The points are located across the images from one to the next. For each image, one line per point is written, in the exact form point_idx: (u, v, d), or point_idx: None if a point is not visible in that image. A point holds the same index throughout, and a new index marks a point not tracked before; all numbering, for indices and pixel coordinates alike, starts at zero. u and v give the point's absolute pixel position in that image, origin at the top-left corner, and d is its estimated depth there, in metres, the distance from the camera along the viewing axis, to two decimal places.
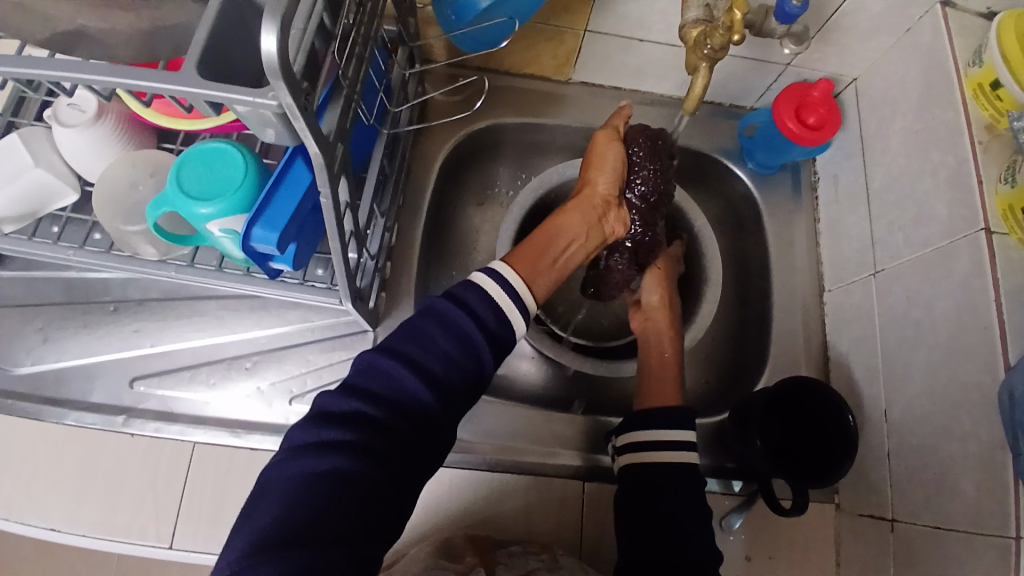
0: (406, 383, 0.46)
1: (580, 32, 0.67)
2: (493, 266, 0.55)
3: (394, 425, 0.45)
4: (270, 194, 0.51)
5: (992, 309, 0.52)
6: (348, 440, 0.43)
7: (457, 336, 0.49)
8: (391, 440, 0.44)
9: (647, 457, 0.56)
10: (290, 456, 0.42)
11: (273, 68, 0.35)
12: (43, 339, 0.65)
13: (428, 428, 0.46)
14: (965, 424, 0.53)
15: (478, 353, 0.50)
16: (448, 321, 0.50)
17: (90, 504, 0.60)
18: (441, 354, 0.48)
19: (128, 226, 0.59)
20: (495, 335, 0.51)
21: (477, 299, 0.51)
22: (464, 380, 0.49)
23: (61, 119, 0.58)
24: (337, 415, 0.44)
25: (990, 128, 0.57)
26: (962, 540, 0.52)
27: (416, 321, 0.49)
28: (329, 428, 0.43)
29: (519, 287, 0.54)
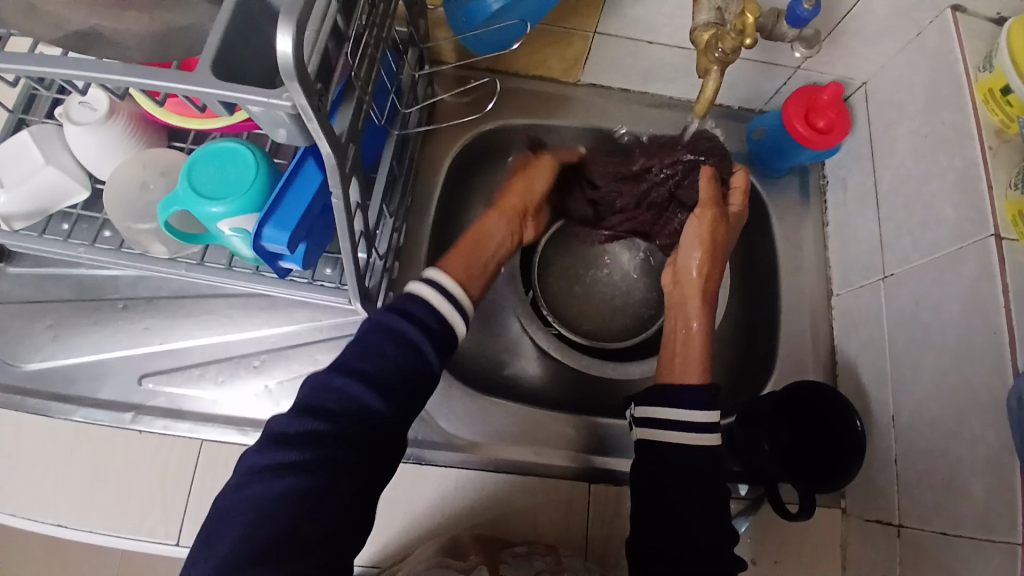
0: (356, 395, 0.47)
1: (589, 34, 0.68)
2: (428, 273, 0.56)
3: (351, 438, 0.46)
4: (281, 195, 0.52)
5: (1001, 314, 0.52)
6: (302, 461, 0.44)
7: (406, 344, 0.51)
8: (350, 453, 0.46)
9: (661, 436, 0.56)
10: (250, 479, 0.43)
11: (288, 69, 0.35)
12: (53, 336, 0.65)
13: (384, 435, 0.48)
14: (974, 428, 0.53)
15: (426, 357, 0.51)
16: (396, 332, 0.51)
17: (98, 501, 0.60)
18: (391, 365, 0.49)
19: (139, 224, 0.59)
20: (440, 340, 0.53)
21: (418, 306, 0.53)
22: (414, 388, 0.50)
23: (73, 117, 0.58)
24: (294, 436, 0.45)
25: (1000, 133, 0.57)
26: (972, 543, 0.52)
27: (366, 337, 0.51)
28: (286, 449, 0.44)
29: (455, 290, 0.55)
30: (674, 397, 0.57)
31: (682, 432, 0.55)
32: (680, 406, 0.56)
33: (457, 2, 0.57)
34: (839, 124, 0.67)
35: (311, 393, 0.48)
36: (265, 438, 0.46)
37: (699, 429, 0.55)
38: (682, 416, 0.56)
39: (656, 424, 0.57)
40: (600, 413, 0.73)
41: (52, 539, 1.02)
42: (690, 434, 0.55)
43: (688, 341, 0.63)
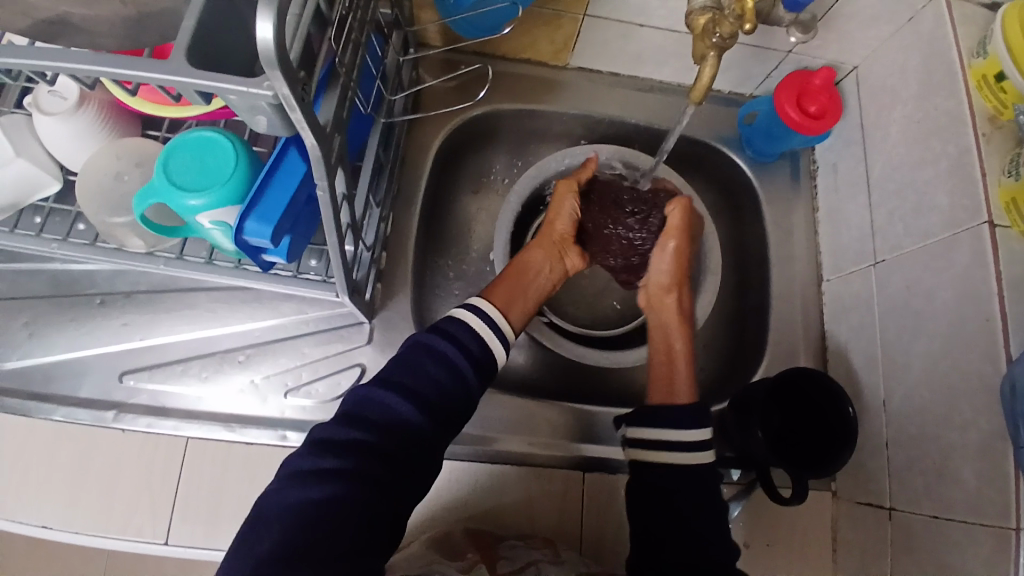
0: (395, 408, 0.49)
1: (579, 16, 0.66)
2: (472, 301, 0.58)
3: (388, 449, 0.47)
4: (262, 186, 0.50)
5: (993, 302, 0.52)
6: (343, 467, 0.45)
7: (447, 365, 0.52)
8: (384, 465, 0.46)
9: (656, 457, 0.56)
10: (290, 482, 0.45)
11: (269, 57, 0.33)
12: (30, 334, 0.63)
13: (421, 450, 0.49)
14: (966, 415, 0.54)
15: (466, 380, 0.53)
16: (438, 352, 0.53)
17: (82, 502, 0.58)
18: (432, 382, 0.51)
19: (114, 218, 0.57)
20: (480, 363, 0.54)
21: (461, 331, 0.54)
22: (453, 407, 0.52)
23: (43, 106, 0.56)
24: (337, 443, 0.47)
25: (993, 119, 0.56)
26: (961, 528, 0.53)
27: (408, 355, 0.52)
28: (327, 455, 0.46)
29: (498, 318, 0.57)
30: (668, 415, 0.57)
31: (680, 452, 0.55)
32: (675, 426, 0.56)
33: None
34: (831, 107, 0.66)
35: (356, 403, 0.49)
36: (307, 443, 0.47)
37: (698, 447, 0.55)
38: (677, 438, 0.55)
39: (650, 447, 0.56)
40: (590, 400, 0.73)
41: (37, 539, 1.00)
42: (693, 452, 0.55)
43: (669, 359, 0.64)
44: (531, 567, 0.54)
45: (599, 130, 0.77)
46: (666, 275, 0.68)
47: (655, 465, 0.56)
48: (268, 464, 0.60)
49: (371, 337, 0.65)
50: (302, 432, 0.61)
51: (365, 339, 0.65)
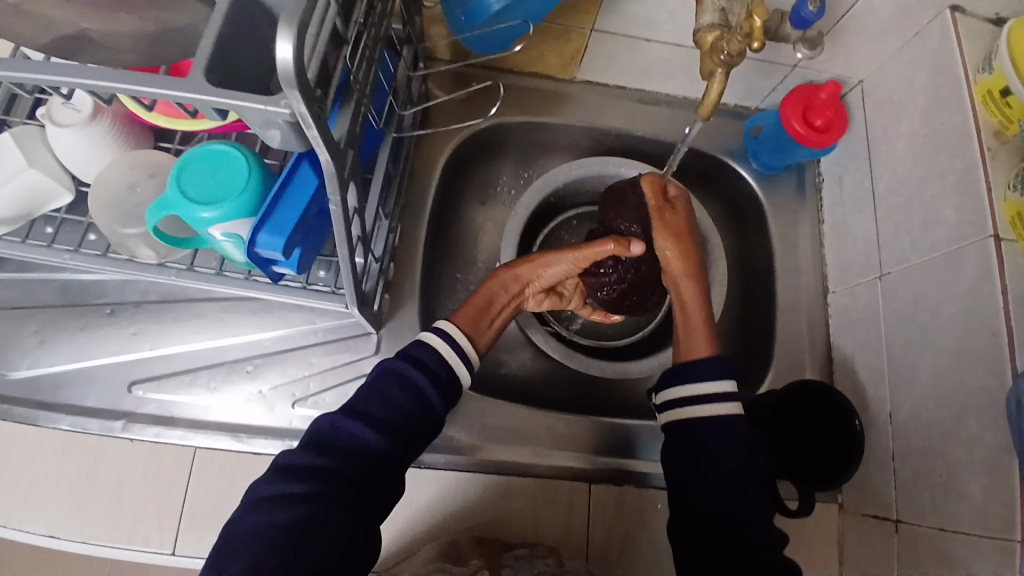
0: (362, 435, 0.50)
1: (587, 31, 0.67)
2: (439, 324, 0.59)
3: (354, 475, 0.49)
4: (276, 199, 0.50)
5: (999, 316, 0.53)
6: (310, 492, 0.47)
7: (414, 392, 0.54)
8: (352, 488, 0.48)
9: (686, 414, 0.56)
10: (258, 506, 0.47)
11: (288, 77, 0.33)
12: (40, 342, 0.64)
13: (388, 474, 0.51)
14: (973, 430, 0.54)
15: (432, 405, 0.55)
16: (406, 381, 0.54)
17: (90, 511, 0.59)
18: (398, 410, 0.53)
19: (126, 229, 0.57)
20: (445, 387, 0.56)
21: (429, 357, 0.56)
22: (420, 431, 0.53)
23: (57, 119, 0.57)
24: (302, 468, 0.48)
25: (999, 134, 0.57)
26: (966, 542, 0.53)
27: (375, 382, 0.54)
28: (294, 480, 0.47)
29: (463, 341, 0.58)
30: (690, 374, 0.57)
31: (700, 405, 0.56)
32: (699, 379, 0.57)
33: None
34: (836, 122, 0.66)
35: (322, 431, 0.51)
36: (274, 469, 0.49)
37: (727, 400, 0.56)
38: (702, 391, 0.56)
39: (676, 406, 0.57)
40: (596, 411, 0.73)
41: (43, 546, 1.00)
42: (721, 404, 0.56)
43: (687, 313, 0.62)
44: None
45: (606, 142, 0.78)
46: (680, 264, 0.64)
47: (682, 423, 0.56)
48: None
49: (379, 347, 0.65)
50: None
51: (373, 350, 0.65)
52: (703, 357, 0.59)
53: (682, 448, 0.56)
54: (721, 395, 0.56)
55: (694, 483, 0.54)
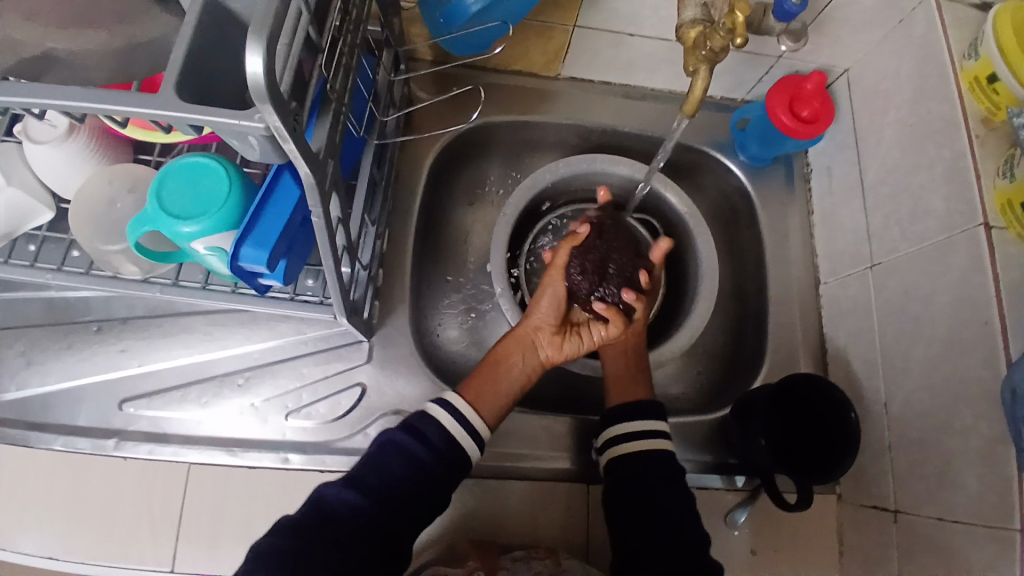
0: (355, 501, 0.52)
1: (570, 27, 0.66)
2: (444, 394, 0.59)
3: (336, 537, 0.50)
4: (257, 212, 0.50)
5: (992, 304, 0.53)
6: (286, 548, 0.48)
7: (410, 461, 0.54)
8: (336, 551, 0.49)
9: (624, 449, 0.59)
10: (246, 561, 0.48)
11: (260, 91, 0.33)
12: (27, 362, 0.63)
13: (377, 541, 0.51)
14: (967, 420, 0.54)
15: (431, 475, 0.54)
16: (403, 450, 0.54)
17: (86, 531, 0.58)
18: (391, 478, 0.53)
19: (108, 245, 0.57)
20: (445, 459, 0.55)
21: (430, 430, 0.56)
22: (415, 500, 0.54)
23: (34, 135, 0.56)
24: (288, 528, 0.50)
25: (986, 121, 0.56)
26: (964, 531, 0.53)
27: (377, 453, 0.55)
28: (278, 538, 0.49)
29: (472, 414, 0.57)
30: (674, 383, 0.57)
31: (633, 441, 0.59)
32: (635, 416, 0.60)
33: (436, 2, 0.54)
34: (823, 112, 0.66)
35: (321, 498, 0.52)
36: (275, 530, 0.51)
37: (660, 435, 0.59)
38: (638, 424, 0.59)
39: (618, 442, 0.60)
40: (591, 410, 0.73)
41: None
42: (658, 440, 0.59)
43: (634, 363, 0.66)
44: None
45: (594, 139, 0.77)
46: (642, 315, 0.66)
47: (625, 458, 0.59)
48: (270, 487, 0.60)
49: (370, 355, 0.65)
50: (304, 454, 0.61)
51: (365, 358, 0.65)
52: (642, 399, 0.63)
53: (625, 485, 0.58)
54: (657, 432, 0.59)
55: (640, 515, 0.56)
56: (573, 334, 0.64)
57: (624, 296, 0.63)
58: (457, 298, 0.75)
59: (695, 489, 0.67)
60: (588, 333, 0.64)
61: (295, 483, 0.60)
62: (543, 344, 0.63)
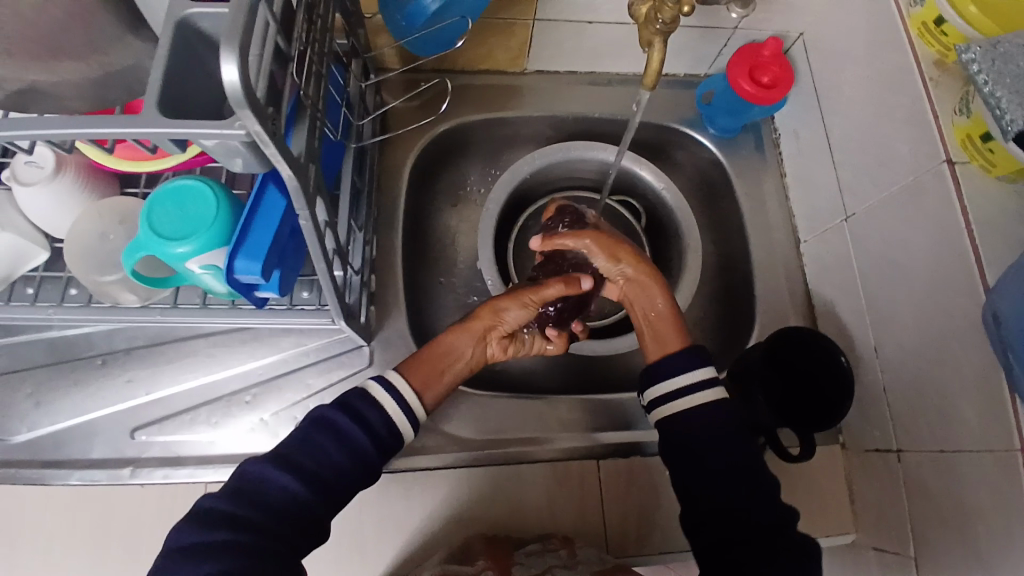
0: (292, 486, 0.51)
1: (530, 22, 0.70)
2: (386, 373, 0.59)
3: (276, 525, 0.50)
4: (246, 226, 0.51)
5: (965, 237, 0.55)
6: (232, 540, 0.48)
7: (350, 448, 0.54)
8: (278, 538, 0.50)
9: (670, 409, 0.59)
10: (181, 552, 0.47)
11: (237, 97, 0.34)
12: (36, 404, 0.63)
13: (312, 525, 0.52)
14: (957, 351, 0.56)
15: (370, 461, 0.55)
16: (342, 434, 0.55)
17: (113, 562, 0.59)
18: (332, 466, 0.53)
19: (104, 276, 0.58)
20: (382, 444, 0.56)
21: (374, 415, 0.56)
22: (351, 486, 0.54)
23: (20, 178, 0.57)
24: (227, 516, 0.49)
25: (939, 63, 0.60)
26: (969, 459, 0.55)
27: (311, 434, 0.54)
28: (219, 528, 0.48)
29: (412, 398, 0.58)
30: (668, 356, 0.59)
31: (681, 399, 0.59)
32: (680, 373, 0.60)
33: (395, 5, 0.55)
34: (783, 78, 0.68)
35: (246, 477, 0.52)
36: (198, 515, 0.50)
37: (700, 389, 0.59)
38: (681, 383, 0.59)
39: (662, 402, 0.60)
40: (596, 389, 0.74)
41: None
42: (688, 396, 0.59)
43: (657, 321, 0.64)
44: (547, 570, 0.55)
45: (567, 129, 0.79)
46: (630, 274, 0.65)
47: (671, 418, 0.59)
48: None
49: (372, 360, 0.66)
50: None
51: (366, 363, 0.66)
52: (677, 350, 0.62)
53: (674, 444, 0.59)
54: (698, 385, 0.59)
55: (695, 475, 0.57)
56: (520, 340, 0.67)
57: (575, 326, 0.68)
58: (450, 298, 0.77)
59: None
60: (531, 340, 0.68)
61: None
62: (491, 344, 0.66)
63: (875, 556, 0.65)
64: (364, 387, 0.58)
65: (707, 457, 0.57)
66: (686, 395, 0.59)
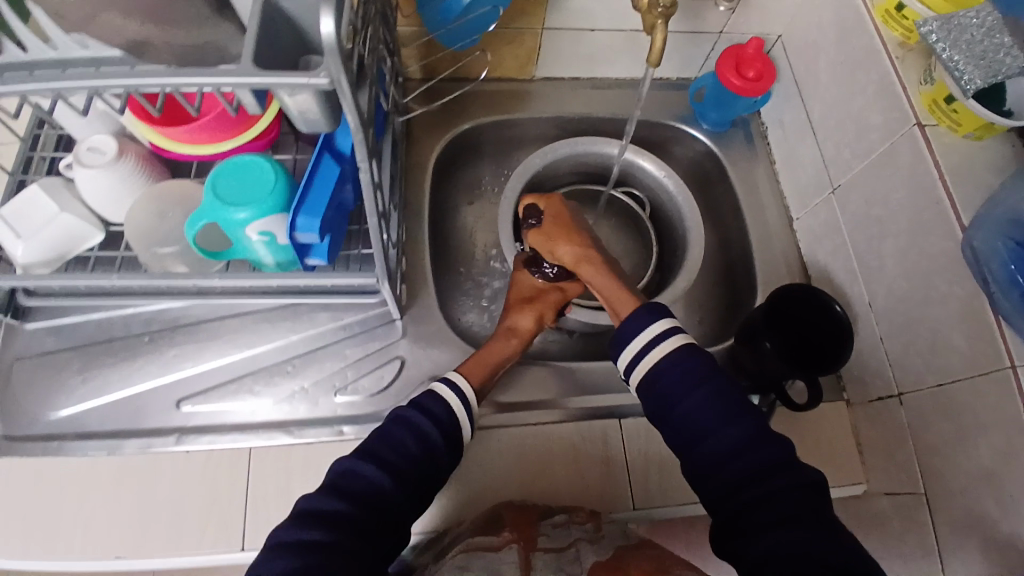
0: (376, 479, 0.54)
1: (538, 30, 0.77)
2: (448, 374, 0.63)
3: (361, 519, 0.52)
4: (305, 188, 0.56)
5: (939, 187, 0.61)
6: (322, 537, 0.49)
7: (425, 440, 0.57)
8: (366, 532, 0.51)
9: (647, 366, 0.58)
10: (272, 552, 0.49)
11: (332, 47, 0.41)
12: (84, 380, 0.66)
13: (394, 515, 0.53)
14: (944, 287, 0.61)
15: (440, 450, 0.57)
16: (417, 428, 0.57)
17: (156, 530, 0.60)
18: (410, 457, 0.55)
19: (162, 248, 0.63)
20: (452, 438, 0.58)
21: (443, 411, 0.59)
22: (428, 476, 0.56)
23: (83, 161, 0.61)
24: (317, 515, 0.51)
25: (903, 44, 0.67)
26: (964, 386, 0.59)
27: (391, 430, 0.57)
28: (308, 528, 0.50)
29: (469, 392, 0.61)
30: None
31: (647, 355, 0.58)
32: (631, 335, 0.59)
33: (431, 3, 0.64)
34: (766, 73, 0.76)
35: (336, 476, 0.54)
36: (292, 514, 0.52)
37: (663, 341, 0.58)
38: (636, 344, 0.58)
39: (635, 364, 0.58)
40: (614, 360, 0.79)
41: None
42: (655, 349, 0.57)
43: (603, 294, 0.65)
44: (573, 544, 0.55)
45: (571, 129, 0.87)
46: (569, 259, 0.68)
47: (648, 377, 0.57)
48: (327, 459, 0.63)
49: (404, 331, 0.70)
50: (357, 425, 0.65)
51: (399, 335, 0.70)
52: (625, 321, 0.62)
53: (656, 404, 0.57)
54: (657, 338, 0.58)
55: (683, 432, 0.55)
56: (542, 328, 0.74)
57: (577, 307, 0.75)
58: (472, 285, 0.82)
59: None
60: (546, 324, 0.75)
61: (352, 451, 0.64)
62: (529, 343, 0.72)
63: (888, 504, 0.68)
64: (433, 386, 0.61)
65: (689, 411, 0.55)
66: (654, 349, 0.58)
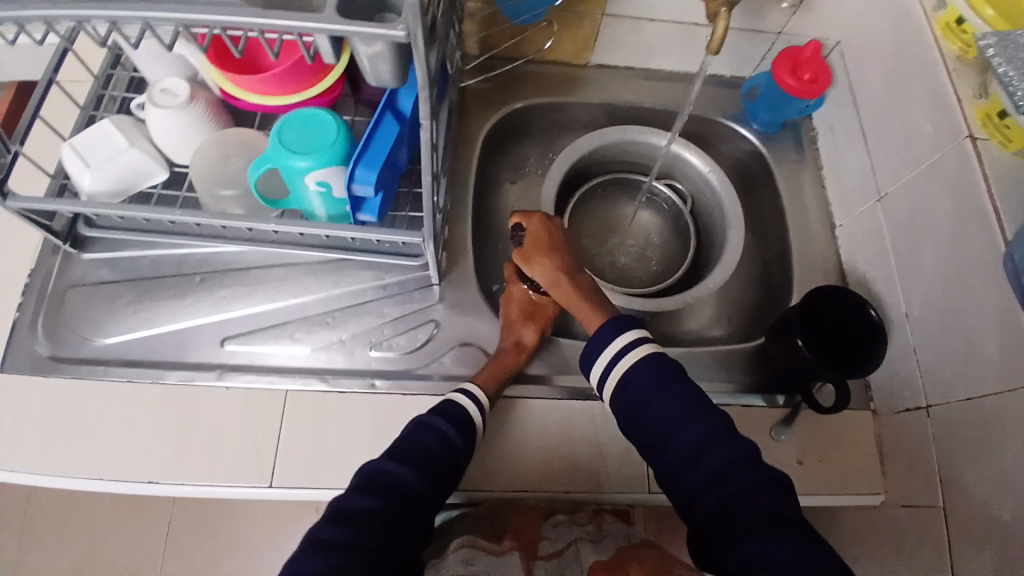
0: (404, 477, 0.53)
1: (598, 16, 0.78)
2: (465, 386, 0.64)
3: (392, 516, 0.51)
4: (367, 140, 0.59)
5: (986, 199, 0.62)
6: (356, 534, 0.49)
7: (446, 441, 0.57)
8: (393, 529, 0.51)
9: (620, 370, 0.56)
10: (310, 549, 0.47)
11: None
12: (134, 311, 0.69)
13: (418, 515, 0.53)
14: (982, 300, 0.61)
15: (459, 452, 0.58)
16: (439, 431, 0.58)
17: (191, 460, 0.63)
18: (434, 458, 0.56)
19: (223, 190, 0.66)
20: (470, 442, 0.59)
21: (460, 413, 0.60)
22: (448, 477, 0.57)
23: (155, 102, 0.64)
24: (349, 513, 0.50)
25: (960, 58, 0.67)
26: (994, 400, 0.59)
27: (413, 432, 0.57)
28: (339, 525, 0.49)
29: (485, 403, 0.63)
30: None
31: (623, 358, 0.56)
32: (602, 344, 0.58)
33: None
34: (822, 75, 0.76)
35: (365, 475, 0.53)
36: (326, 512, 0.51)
37: (635, 344, 0.56)
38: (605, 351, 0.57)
39: (607, 370, 0.57)
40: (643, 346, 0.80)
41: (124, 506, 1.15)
42: (629, 351, 0.56)
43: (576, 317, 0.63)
44: (565, 552, 0.53)
45: (620, 117, 0.88)
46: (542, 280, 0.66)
47: (619, 381, 0.56)
48: (360, 409, 0.65)
49: (441, 295, 0.72)
50: (389, 379, 0.67)
51: (436, 298, 0.72)
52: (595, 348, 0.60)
53: (629, 410, 0.55)
54: (625, 348, 0.56)
55: (652, 434, 0.54)
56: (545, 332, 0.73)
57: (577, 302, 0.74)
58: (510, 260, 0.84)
59: (741, 407, 0.73)
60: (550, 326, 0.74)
61: (384, 404, 0.66)
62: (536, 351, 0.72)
63: (906, 513, 0.68)
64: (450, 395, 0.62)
65: (657, 413, 0.53)
66: (620, 357, 0.56)
